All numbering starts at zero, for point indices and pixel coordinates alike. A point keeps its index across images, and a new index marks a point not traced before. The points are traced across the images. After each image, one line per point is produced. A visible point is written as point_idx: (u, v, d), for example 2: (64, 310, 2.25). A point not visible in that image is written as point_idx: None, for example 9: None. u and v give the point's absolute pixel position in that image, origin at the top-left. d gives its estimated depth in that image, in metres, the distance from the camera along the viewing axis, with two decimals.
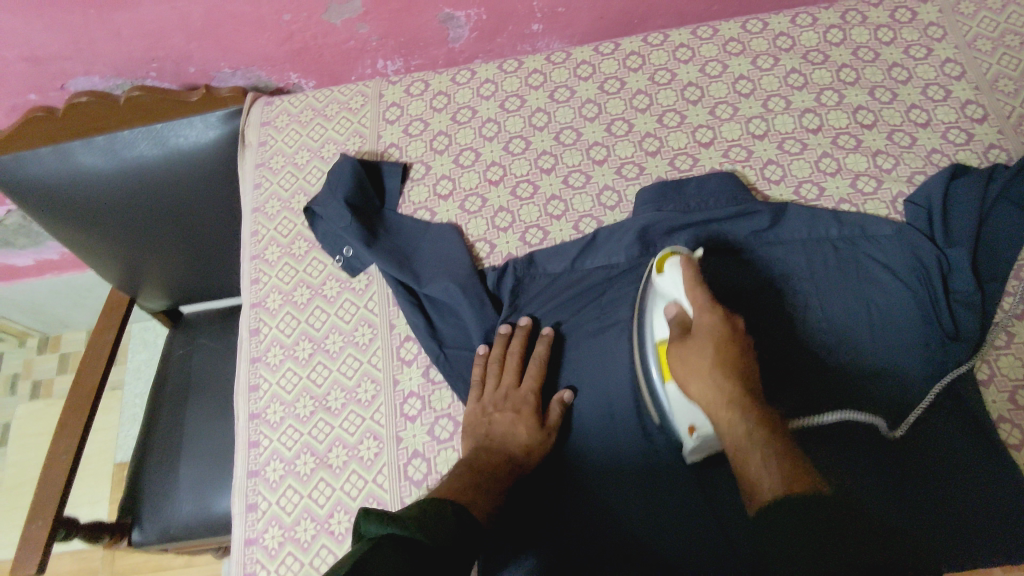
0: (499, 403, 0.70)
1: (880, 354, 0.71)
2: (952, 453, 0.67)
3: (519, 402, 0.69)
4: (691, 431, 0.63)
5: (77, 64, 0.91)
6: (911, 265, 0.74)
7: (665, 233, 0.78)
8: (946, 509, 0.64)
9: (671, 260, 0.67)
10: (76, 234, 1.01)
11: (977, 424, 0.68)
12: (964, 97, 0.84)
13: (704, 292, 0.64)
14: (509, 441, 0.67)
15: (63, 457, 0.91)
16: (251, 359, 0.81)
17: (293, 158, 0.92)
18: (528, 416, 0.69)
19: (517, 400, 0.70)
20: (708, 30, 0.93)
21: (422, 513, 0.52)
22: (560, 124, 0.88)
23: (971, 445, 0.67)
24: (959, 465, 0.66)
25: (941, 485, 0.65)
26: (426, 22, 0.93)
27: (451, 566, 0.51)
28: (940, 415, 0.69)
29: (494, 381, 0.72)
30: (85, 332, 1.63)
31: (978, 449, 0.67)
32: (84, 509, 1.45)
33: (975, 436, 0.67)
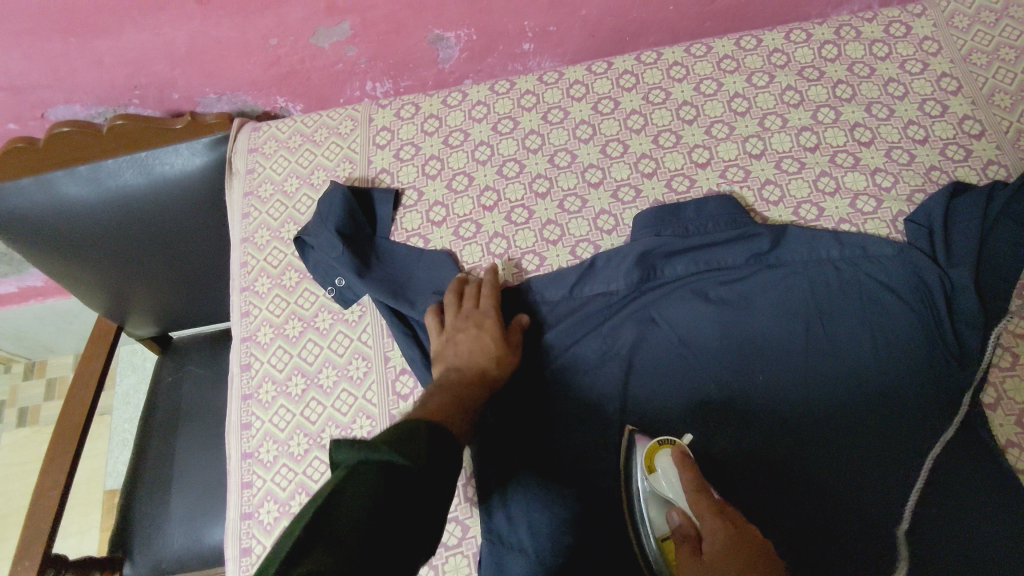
0: (460, 323, 0.70)
1: (884, 380, 0.70)
2: (955, 478, 0.66)
3: (480, 318, 0.70)
4: None
5: (57, 93, 0.88)
6: (914, 286, 0.73)
7: (663, 259, 0.76)
8: (945, 534, 0.65)
9: (661, 457, 0.63)
10: (60, 264, 0.98)
11: (985, 448, 0.67)
12: (962, 112, 0.83)
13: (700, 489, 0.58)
14: (474, 354, 0.67)
15: (50, 494, 0.89)
16: (242, 396, 0.79)
17: (281, 185, 0.90)
18: (488, 329, 0.69)
19: (477, 317, 0.70)
20: (702, 47, 0.91)
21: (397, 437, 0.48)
22: (554, 146, 0.87)
23: (976, 470, 0.66)
24: (963, 490, 0.66)
25: (944, 506, 0.65)
26: (415, 44, 0.91)
27: (434, 483, 0.48)
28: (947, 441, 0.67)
29: (455, 309, 0.72)
30: (72, 356, 1.59)
31: (985, 473, 0.66)
32: (73, 539, 1.41)
33: (981, 460, 0.66)
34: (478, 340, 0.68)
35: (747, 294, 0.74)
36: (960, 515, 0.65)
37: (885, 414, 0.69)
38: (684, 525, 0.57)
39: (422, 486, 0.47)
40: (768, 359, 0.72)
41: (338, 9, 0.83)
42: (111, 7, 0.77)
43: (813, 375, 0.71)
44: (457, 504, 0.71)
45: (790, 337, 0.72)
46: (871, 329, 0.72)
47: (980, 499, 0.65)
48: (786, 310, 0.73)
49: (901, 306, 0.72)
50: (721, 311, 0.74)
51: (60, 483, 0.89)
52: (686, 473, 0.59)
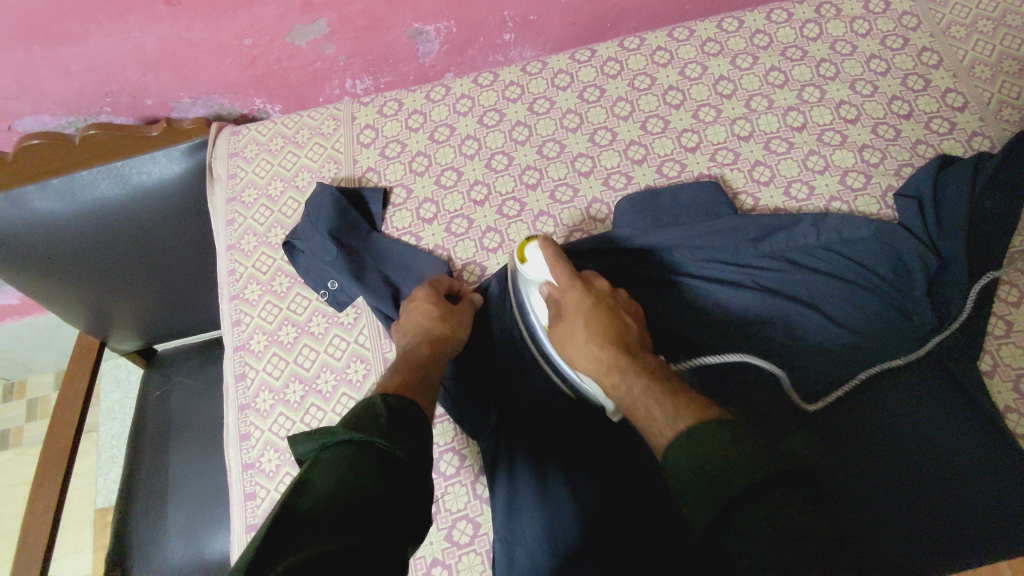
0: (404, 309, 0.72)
1: (875, 352, 0.70)
2: (958, 448, 0.66)
3: (416, 295, 0.72)
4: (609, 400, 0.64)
5: (24, 104, 0.85)
6: (901, 263, 0.73)
7: (644, 252, 0.76)
8: (959, 503, 0.64)
9: (530, 247, 0.69)
10: (38, 282, 0.96)
11: (985, 414, 0.67)
12: (944, 86, 0.84)
13: (566, 268, 0.67)
14: (419, 327, 0.68)
15: (43, 516, 0.86)
16: (239, 407, 0.77)
17: (266, 189, 0.88)
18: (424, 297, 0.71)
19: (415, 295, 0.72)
20: (685, 31, 0.91)
21: (366, 417, 0.48)
22: (542, 137, 0.86)
23: (977, 434, 0.66)
24: (970, 457, 0.65)
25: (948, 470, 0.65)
26: (394, 39, 0.89)
27: (413, 462, 0.47)
28: (943, 405, 0.68)
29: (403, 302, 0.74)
30: (53, 373, 1.55)
31: (985, 437, 0.66)
32: (66, 559, 1.38)
33: (983, 427, 0.66)
34: (423, 315, 0.69)
35: (729, 280, 0.75)
36: (970, 481, 0.64)
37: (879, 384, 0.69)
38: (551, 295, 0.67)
39: (401, 466, 0.46)
40: (758, 343, 0.71)
41: (313, 6, 0.80)
42: (76, 12, 0.74)
43: (802, 356, 0.71)
44: (467, 502, 0.70)
45: (778, 317, 0.72)
46: (857, 305, 0.72)
47: (987, 468, 0.65)
48: (770, 293, 0.73)
49: (885, 285, 0.73)
50: (705, 300, 0.74)
51: (52, 505, 0.87)
52: (551, 248, 0.68)
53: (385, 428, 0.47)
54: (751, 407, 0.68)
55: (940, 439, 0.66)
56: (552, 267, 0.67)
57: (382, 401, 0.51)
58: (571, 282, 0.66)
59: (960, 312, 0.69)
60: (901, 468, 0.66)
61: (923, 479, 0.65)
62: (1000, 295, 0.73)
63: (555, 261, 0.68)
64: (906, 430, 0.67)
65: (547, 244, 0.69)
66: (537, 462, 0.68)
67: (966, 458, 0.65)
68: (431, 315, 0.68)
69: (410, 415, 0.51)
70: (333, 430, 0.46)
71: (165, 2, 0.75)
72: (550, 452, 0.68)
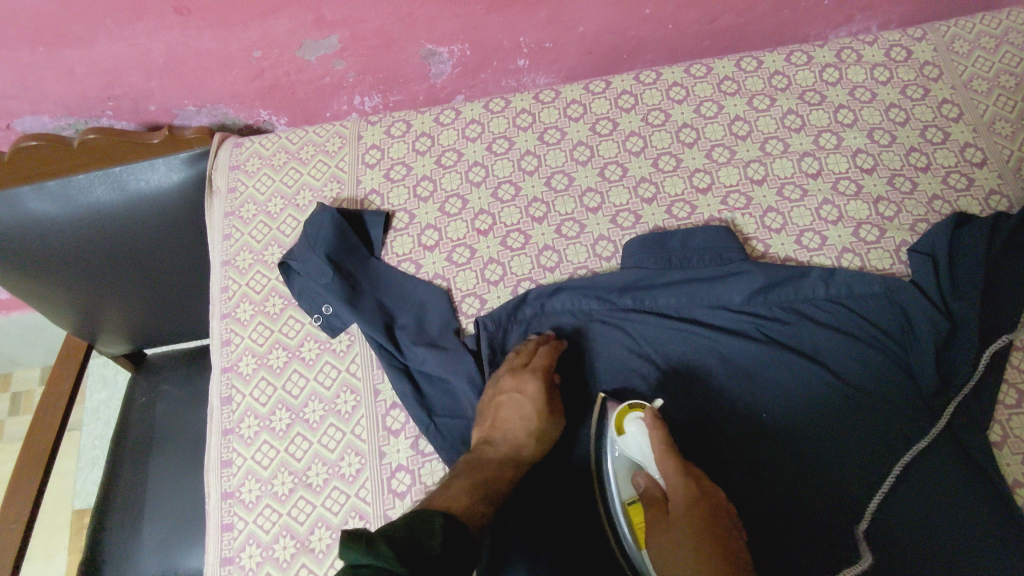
0: (504, 391, 0.67)
1: (874, 419, 0.67)
2: (958, 510, 0.63)
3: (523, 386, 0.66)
4: None
5: (23, 103, 0.83)
6: (904, 327, 0.71)
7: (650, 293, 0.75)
8: (964, 567, 0.61)
9: (632, 417, 0.65)
10: (27, 285, 0.94)
11: (984, 477, 0.64)
12: (963, 140, 0.82)
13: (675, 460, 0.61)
14: (513, 437, 0.63)
15: (13, 528, 0.83)
16: (222, 432, 0.74)
17: (265, 206, 0.86)
18: (530, 397, 0.66)
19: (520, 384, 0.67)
20: (702, 68, 0.89)
21: (413, 543, 0.47)
22: (551, 168, 0.84)
23: (979, 497, 0.63)
24: (965, 521, 0.63)
25: (948, 532, 0.62)
26: (406, 58, 0.87)
27: None
28: (940, 458, 0.65)
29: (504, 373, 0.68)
30: (39, 369, 1.53)
31: (983, 498, 0.63)
32: (39, 561, 1.35)
33: (980, 486, 0.64)
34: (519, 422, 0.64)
35: (734, 329, 0.73)
36: (966, 545, 0.62)
37: (876, 435, 0.67)
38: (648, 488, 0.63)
39: None
40: (756, 390, 0.70)
41: (326, 22, 0.79)
42: (84, 16, 0.73)
43: (800, 412, 0.68)
44: None
45: (779, 370, 0.70)
46: (864, 361, 0.70)
47: (991, 531, 0.62)
48: (777, 346, 0.71)
49: (890, 342, 0.70)
50: (712, 350, 0.72)
51: (23, 517, 0.84)
52: (659, 433, 0.62)
53: (422, 563, 0.45)
54: (754, 450, 0.67)
55: (946, 493, 0.64)
56: (659, 456, 0.61)
57: (442, 525, 0.49)
58: (679, 479, 0.60)
59: (968, 373, 0.67)
60: (902, 532, 0.63)
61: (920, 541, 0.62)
62: (1012, 360, 0.70)
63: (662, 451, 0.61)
64: (907, 487, 0.64)
65: (658, 430, 0.62)
66: (528, 511, 0.66)
67: (971, 517, 0.63)
68: (528, 426, 0.64)
69: (458, 555, 0.49)
70: (377, 546, 0.45)
71: (175, 11, 0.74)
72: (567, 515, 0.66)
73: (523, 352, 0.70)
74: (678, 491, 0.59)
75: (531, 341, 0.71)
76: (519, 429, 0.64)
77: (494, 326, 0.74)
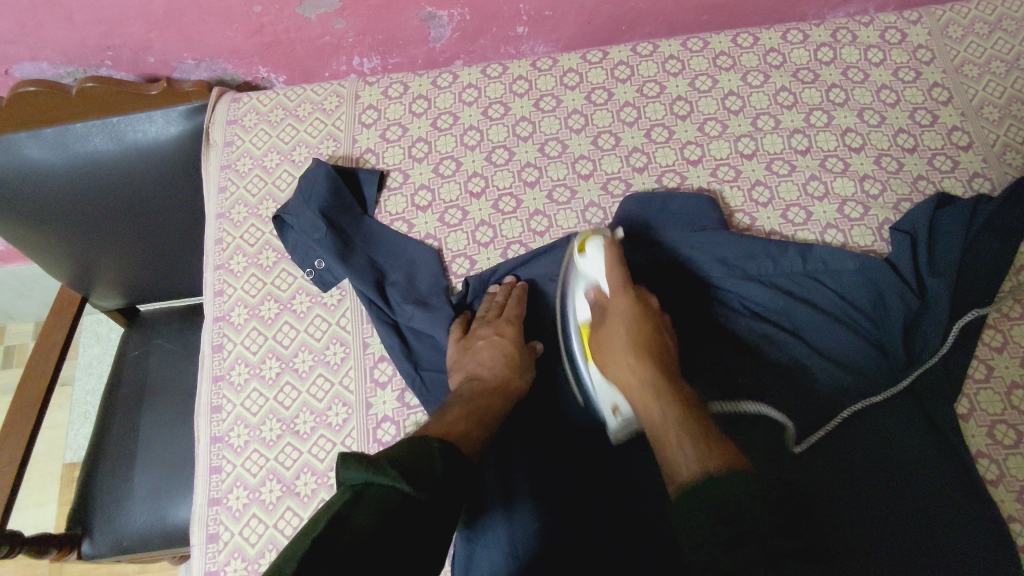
0: (482, 332, 0.71)
1: (844, 395, 0.69)
2: (920, 470, 0.65)
3: (501, 329, 0.71)
4: (613, 411, 0.65)
5: (22, 49, 0.83)
6: (874, 301, 0.72)
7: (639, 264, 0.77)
8: (921, 521, 0.64)
9: (593, 241, 0.68)
10: (21, 232, 0.94)
11: (945, 440, 0.67)
12: (951, 123, 0.83)
13: (623, 275, 0.66)
14: (497, 369, 0.67)
15: (5, 469, 0.85)
16: (213, 378, 0.76)
17: (260, 161, 0.87)
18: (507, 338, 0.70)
19: (499, 327, 0.71)
20: (699, 42, 0.90)
21: (411, 455, 0.51)
22: (545, 135, 0.85)
23: (940, 459, 0.66)
24: (926, 480, 0.65)
25: (908, 490, 0.65)
26: (406, 20, 0.88)
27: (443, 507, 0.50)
28: (905, 421, 0.68)
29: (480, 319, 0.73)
30: (32, 323, 1.54)
31: (944, 458, 0.66)
32: (29, 510, 1.37)
33: (941, 448, 0.66)
34: (500, 357, 0.68)
35: (718, 301, 0.75)
36: (926, 502, 0.64)
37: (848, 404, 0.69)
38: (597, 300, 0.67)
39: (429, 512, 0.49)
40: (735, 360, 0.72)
41: None
42: None
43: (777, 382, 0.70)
44: None
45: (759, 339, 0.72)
46: (839, 334, 0.72)
47: (946, 502, 0.64)
48: (757, 319, 0.73)
49: (862, 320, 0.72)
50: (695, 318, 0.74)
51: (15, 459, 0.86)
52: (613, 254, 0.67)
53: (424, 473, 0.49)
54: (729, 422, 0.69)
55: (907, 466, 0.66)
56: (610, 270, 0.66)
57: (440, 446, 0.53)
58: (624, 292, 0.65)
59: (937, 348, 0.69)
60: (865, 489, 0.65)
61: (885, 498, 0.65)
62: (984, 338, 0.73)
63: (614, 269, 0.66)
64: (873, 447, 0.67)
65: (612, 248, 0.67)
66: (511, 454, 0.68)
67: (930, 488, 0.65)
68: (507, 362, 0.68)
69: (460, 472, 0.53)
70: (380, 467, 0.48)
71: None
72: (553, 474, 0.67)
73: (494, 299, 0.75)
74: (623, 301, 0.65)
75: (501, 287, 0.76)
76: (502, 363, 0.68)
77: (484, 286, 0.78)
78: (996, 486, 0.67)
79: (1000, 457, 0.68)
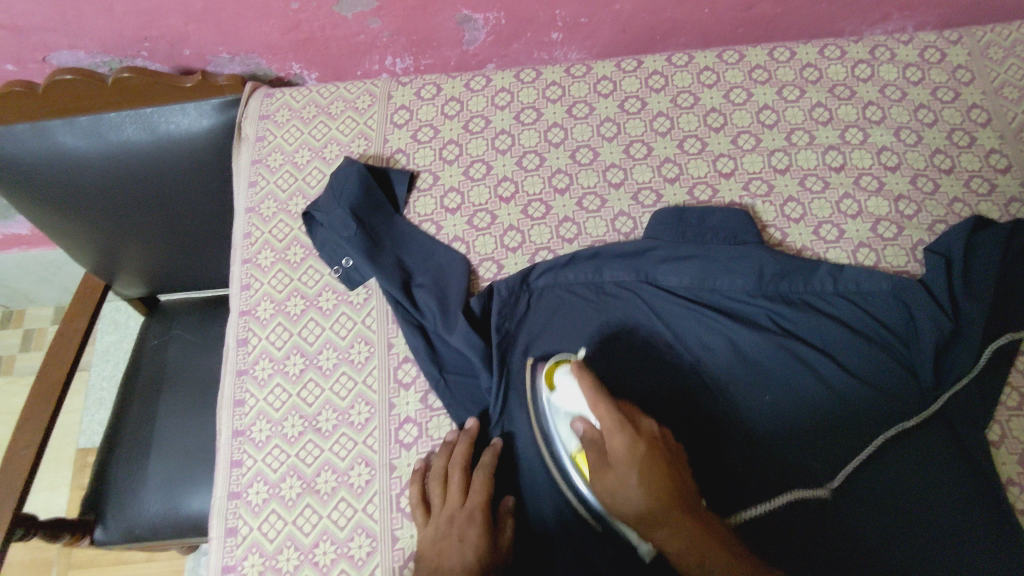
0: (443, 526, 0.63)
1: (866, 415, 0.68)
2: (941, 484, 0.64)
3: (465, 521, 0.62)
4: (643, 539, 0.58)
5: (61, 37, 0.84)
6: (906, 322, 0.71)
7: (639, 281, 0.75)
8: (942, 537, 0.62)
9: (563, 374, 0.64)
10: (52, 218, 0.95)
11: (965, 453, 0.66)
12: (989, 146, 0.82)
13: (608, 404, 0.58)
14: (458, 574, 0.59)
15: (24, 454, 0.85)
16: (237, 372, 0.76)
17: (292, 156, 0.87)
18: (473, 534, 0.61)
19: (462, 519, 0.63)
20: (735, 55, 0.90)
21: None
22: (577, 142, 0.85)
23: (965, 475, 0.65)
24: (947, 494, 0.64)
25: (925, 503, 0.64)
26: (442, 22, 0.88)
27: None
28: (925, 430, 0.67)
29: (440, 500, 0.65)
30: (52, 308, 1.55)
31: (965, 472, 0.65)
32: (42, 494, 1.38)
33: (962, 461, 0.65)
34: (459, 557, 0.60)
35: (747, 318, 0.73)
36: (947, 515, 0.63)
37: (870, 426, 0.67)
38: (589, 434, 0.59)
39: None
40: (767, 381, 0.69)
41: None
42: None
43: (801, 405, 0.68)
44: None
45: (791, 359, 0.70)
46: (872, 357, 0.70)
47: (969, 526, 0.63)
48: (786, 335, 0.71)
49: (893, 341, 0.71)
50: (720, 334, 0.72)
51: (36, 443, 0.86)
52: (587, 382, 0.60)
53: None
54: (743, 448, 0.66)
55: (918, 492, 0.64)
56: (592, 402, 0.58)
57: None
58: (617, 424, 0.56)
59: (970, 366, 0.68)
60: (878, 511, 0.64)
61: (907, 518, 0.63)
62: (1018, 365, 0.71)
63: (596, 399, 0.58)
64: (888, 460, 0.66)
65: (584, 377, 0.60)
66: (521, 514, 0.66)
67: (944, 513, 0.63)
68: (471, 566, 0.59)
69: None
70: None
71: None
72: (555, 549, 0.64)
73: (450, 473, 0.66)
74: (621, 441, 0.55)
75: (462, 445, 0.67)
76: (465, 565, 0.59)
77: (508, 291, 0.75)
78: None
79: None
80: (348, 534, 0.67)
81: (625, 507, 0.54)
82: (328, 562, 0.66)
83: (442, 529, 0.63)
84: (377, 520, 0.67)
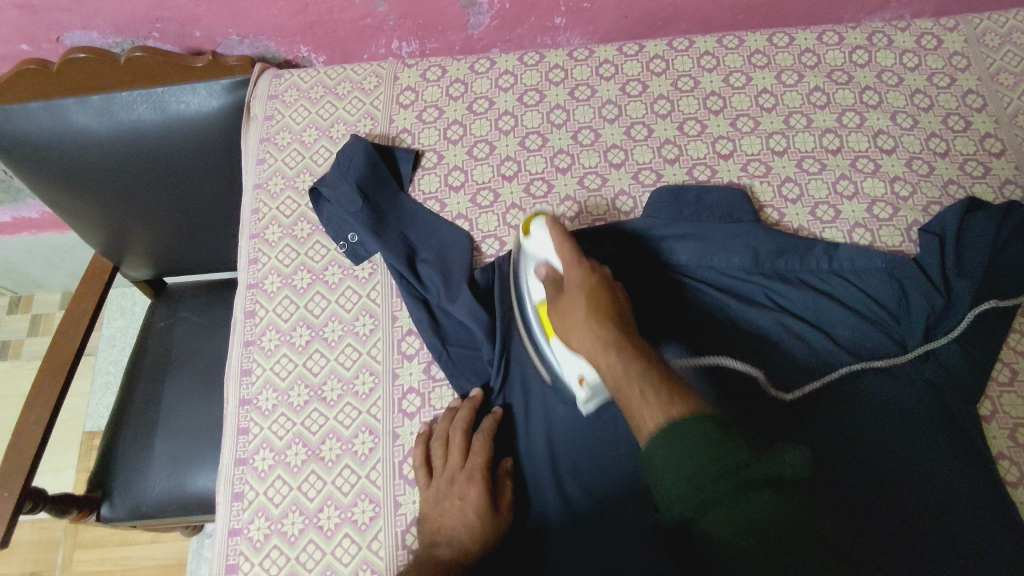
0: (445, 488, 0.65)
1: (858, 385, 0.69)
2: (935, 452, 0.65)
3: (465, 483, 0.64)
4: (580, 382, 0.63)
5: (74, 17, 0.86)
6: (898, 299, 0.72)
7: (630, 257, 0.77)
8: (939, 504, 0.63)
9: (537, 222, 0.67)
10: (63, 196, 0.97)
11: (956, 424, 0.67)
12: (984, 130, 0.84)
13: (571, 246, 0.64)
14: (458, 536, 0.61)
15: (34, 429, 0.86)
16: (245, 343, 0.78)
17: (300, 135, 0.89)
18: (472, 496, 0.63)
19: (462, 480, 0.65)
20: (735, 40, 0.91)
21: None
22: (579, 124, 0.86)
23: (958, 445, 0.66)
24: (941, 462, 0.65)
25: (919, 468, 0.64)
26: (447, 6, 0.89)
27: None
28: (916, 401, 0.68)
29: (441, 462, 0.67)
30: (60, 293, 1.57)
31: (956, 442, 0.66)
32: (49, 476, 1.40)
33: (953, 430, 0.66)
34: (460, 520, 0.62)
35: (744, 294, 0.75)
36: (942, 483, 0.64)
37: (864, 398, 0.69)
38: (551, 274, 0.65)
39: None
40: (768, 353, 0.71)
41: None
42: None
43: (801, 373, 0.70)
44: None
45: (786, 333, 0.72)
46: (863, 332, 0.72)
47: (964, 493, 0.63)
48: (781, 311, 0.73)
49: (886, 317, 0.73)
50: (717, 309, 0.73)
51: (46, 417, 0.87)
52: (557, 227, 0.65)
53: None
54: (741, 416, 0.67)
55: (910, 458, 0.65)
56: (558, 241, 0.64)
57: None
58: (572, 259, 0.63)
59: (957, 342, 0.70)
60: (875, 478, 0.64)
61: (903, 485, 0.64)
62: (1009, 341, 0.73)
63: (562, 239, 0.64)
64: (882, 430, 0.67)
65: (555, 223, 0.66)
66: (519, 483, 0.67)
67: (936, 479, 0.64)
68: (471, 528, 0.62)
69: None
70: None
71: None
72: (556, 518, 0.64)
73: (451, 436, 0.68)
74: (577, 272, 0.62)
75: (461, 411, 0.69)
76: (466, 528, 0.61)
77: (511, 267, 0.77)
78: (1016, 488, 0.67)
79: (1021, 460, 0.68)
80: (351, 500, 0.69)
81: (570, 324, 0.60)
82: (332, 525, 0.68)
83: (443, 490, 0.65)
84: (380, 486, 0.69)
